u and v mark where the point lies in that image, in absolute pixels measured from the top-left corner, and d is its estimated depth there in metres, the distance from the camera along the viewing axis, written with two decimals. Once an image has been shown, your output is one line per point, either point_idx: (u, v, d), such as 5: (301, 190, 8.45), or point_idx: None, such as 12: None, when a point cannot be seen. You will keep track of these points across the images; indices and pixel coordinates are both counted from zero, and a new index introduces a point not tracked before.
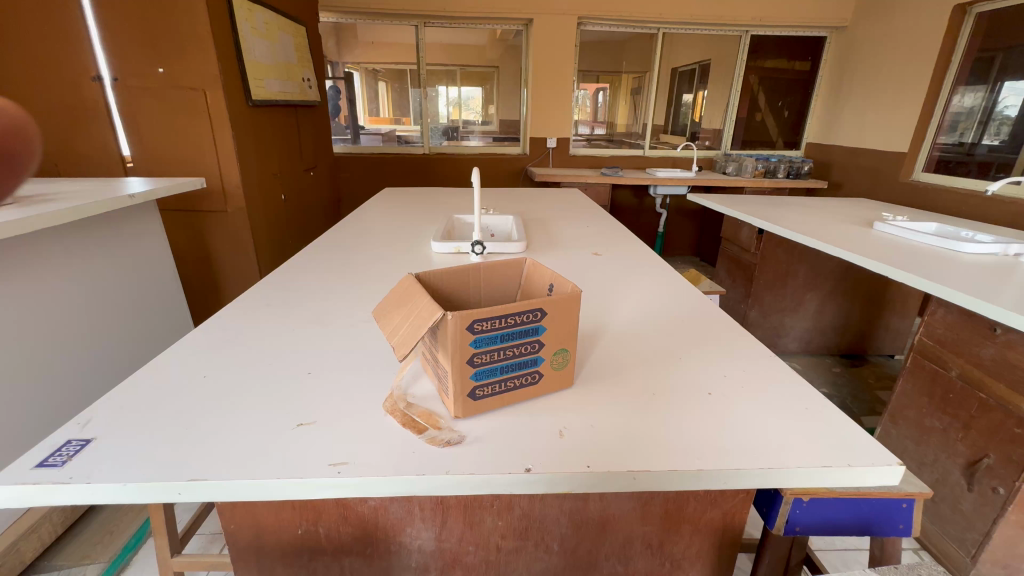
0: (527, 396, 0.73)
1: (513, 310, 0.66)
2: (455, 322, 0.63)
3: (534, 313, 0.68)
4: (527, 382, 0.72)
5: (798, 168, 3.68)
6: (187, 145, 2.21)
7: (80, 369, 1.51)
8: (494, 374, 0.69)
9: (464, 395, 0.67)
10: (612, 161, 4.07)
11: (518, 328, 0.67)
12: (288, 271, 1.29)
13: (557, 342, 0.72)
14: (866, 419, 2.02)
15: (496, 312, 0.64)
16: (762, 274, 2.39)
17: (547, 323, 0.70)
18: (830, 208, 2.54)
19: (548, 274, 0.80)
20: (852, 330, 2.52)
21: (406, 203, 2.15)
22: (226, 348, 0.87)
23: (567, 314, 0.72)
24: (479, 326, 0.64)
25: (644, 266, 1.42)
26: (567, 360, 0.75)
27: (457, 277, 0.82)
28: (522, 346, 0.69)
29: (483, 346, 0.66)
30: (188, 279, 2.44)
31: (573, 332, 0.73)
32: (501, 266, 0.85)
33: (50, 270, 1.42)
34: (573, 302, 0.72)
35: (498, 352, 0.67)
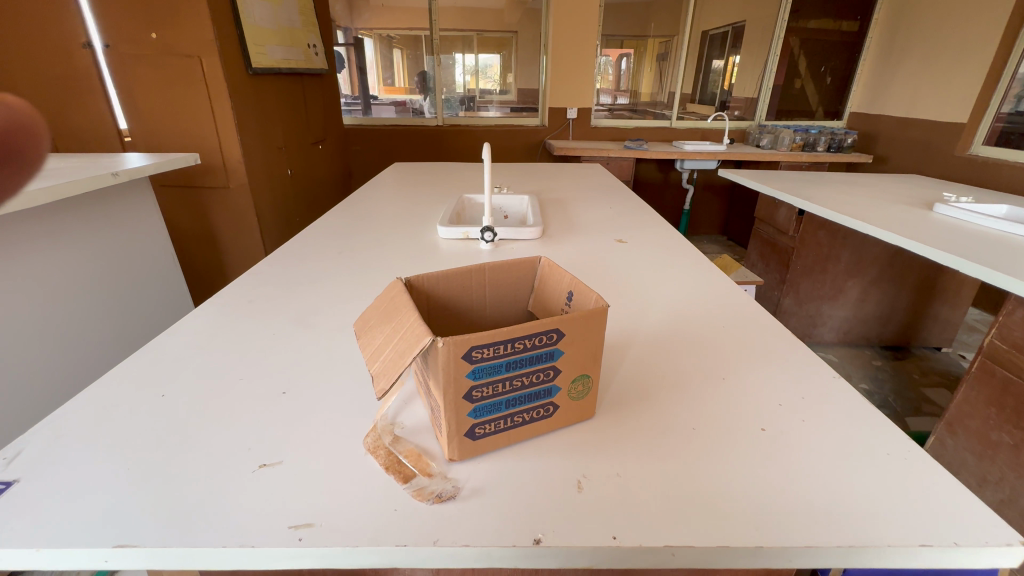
0: (538, 432, 0.60)
1: (521, 334, 0.53)
2: (448, 351, 0.49)
3: (549, 334, 0.54)
4: (538, 416, 0.59)
5: (841, 140, 3.43)
6: (184, 118, 2.08)
7: (87, 357, 1.48)
8: (499, 409, 0.56)
9: (460, 436, 0.55)
10: (636, 133, 3.81)
11: (528, 353, 0.54)
12: (278, 260, 1.17)
13: (576, 369, 0.59)
14: (910, 420, 1.86)
15: (499, 336, 0.51)
16: (799, 259, 2.20)
17: (564, 346, 0.56)
18: (880, 186, 2.30)
19: (567, 278, 0.66)
20: (897, 320, 2.32)
21: (414, 181, 1.99)
22: (193, 357, 0.76)
23: (590, 335, 0.58)
24: (479, 354, 0.51)
25: (675, 256, 1.26)
26: (589, 389, 0.61)
27: (457, 281, 0.68)
28: (533, 375, 0.56)
29: (483, 377, 0.53)
30: (192, 258, 2.35)
31: (597, 355, 0.60)
32: (511, 266, 0.71)
33: (38, 253, 1.32)
34: (598, 319, 0.58)
35: (503, 383, 0.54)
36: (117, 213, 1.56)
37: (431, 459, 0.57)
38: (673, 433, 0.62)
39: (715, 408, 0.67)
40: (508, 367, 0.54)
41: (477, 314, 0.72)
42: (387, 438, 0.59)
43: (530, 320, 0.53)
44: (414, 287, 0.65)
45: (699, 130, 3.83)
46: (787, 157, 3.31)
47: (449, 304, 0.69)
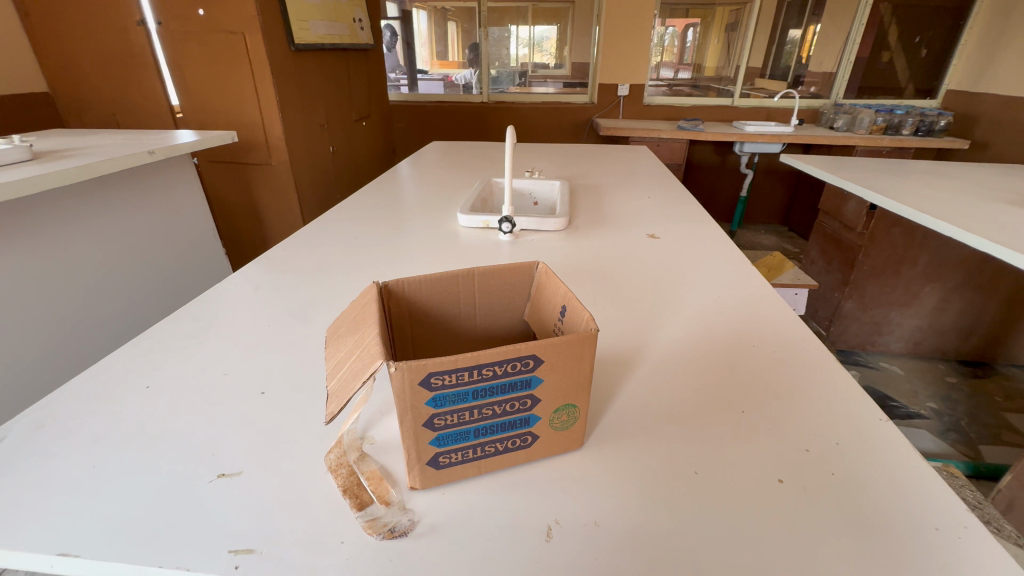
0: (515, 462, 0.54)
1: (491, 360, 0.46)
2: (402, 377, 0.44)
3: (524, 361, 0.48)
4: (514, 447, 0.53)
5: (932, 122, 3.02)
6: (230, 95, 2.12)
7: (136, 326, 1.53)
8: (466, 439, 0.50)
9: (421, 465, 0.49)
10: (693, 112, 3.55)
11: (499, 380, 0.48)
12: (294, 245, 1.16)
13: (560, 398, 0.52)
14: (984, 449, 1.63)
15: (462, 363, 0.45)
16: (866, 259, 1.97)
17: (543, 374, 0.49)
18: (974, 178, 2.00)
19: (561, 291, 0.59)
20: (981, 332, 2.04)
21: (446, 163, 1.94)
22: (187, 347, 0.75)
23: (575, 362, 0.51)
24: (440, 381, 0.46)
25: (712, 256, 1.14)
26: (575, 419, 0.54)
27: (442, 286, 0.63)
28: (507, 404, 0.50)
29: (446, 404, 0.47)
30: (238, 232, 2.44)
31: (585, 384, 0.53)
32: (504, 272, 0.65)
33: (85, 220, 1.33)
34: (586, 344, 0.50)
35: (470, 411, 0.49)
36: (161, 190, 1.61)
37: (394, 484, 0.52)
38: (671, 476, 0.54)
39: (727, 451, 0.58)
40: (475, 395, 0.48)
41: (465, 321, 0.66)
42: (352, 455, 0.55)
43: (502, 343, 0.46)
44: (393, 292, 0.61)
45: (764, 110, 3.51)
46: (864, 141, 2.96)
47: (432, 309, 0.64)
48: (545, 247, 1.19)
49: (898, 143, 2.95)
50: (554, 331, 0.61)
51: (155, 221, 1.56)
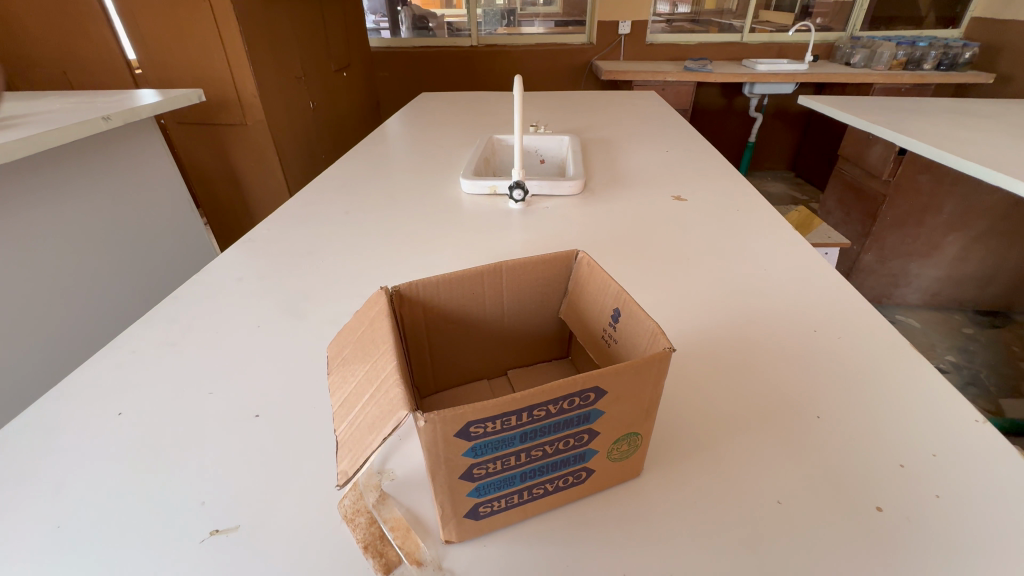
0: (566, 498, 0.46)
1: (542, 400, 0.37)
2: (434, 432, 0.34)
3: (582, 396, 0.38)
4: (567, 484, 0.44)
5: (956, 55, 2.81)
6: (192, 48, 1.87)
7: (115, 311, 1.42)
8: (511, 485, 0.41)
9: (457, 519, 0.41)
10: (700, 50, 3.29)
11: (552, 419, 0.39)
12: (279, 225, 1.03)
13: (620, 428, 0.43)
14: (1005, 403, 1.60)
15: (507, 408, 0.35)
16: (890, 209, 1.86)
17: (604, 406, 0.40)
18: (1010, 117, 1.86)
19: (612, 288, 0.48)
20: (1001, 281, 1.97)
21: (441, 118, 1.77)
22: (165, 362, 0.65)
23: (642, 388, 0.41)
24: (482, 430, 0.36)
25: (749, 218, 1.02)
26: (636, 447, 0.45)
27: (464, 283, 0.53)
28: (561, 443, 0.41)
29: (488, 452, 0.38)
30: (218, 201, 2.26)
31: (651, 410, 0.43)
32: (538, 263, 0.54)
33: (37, 200, 1.18)
34: (658, 367, 0.40)
35: (516, 455, 0.39)
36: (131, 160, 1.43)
37: (424, 535, 0.44)
38: (751, 511, 0.47)
39: (810, 471, 0.50)
40: (522, 438, 0.39)
41: (492, 319, 0.57)
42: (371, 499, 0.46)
43: (557, 378, 0.37)
44: (404, 297, 0.51)
45: (776, 46, 3.26)
46: (883, 78, 2.77)
47: (453, 311, 0.54)
48: (562, 216, 1.06)
49: (919, 79, 2.76)
50: (602, 334, 0.51)
51: (118, 195, 1.39)
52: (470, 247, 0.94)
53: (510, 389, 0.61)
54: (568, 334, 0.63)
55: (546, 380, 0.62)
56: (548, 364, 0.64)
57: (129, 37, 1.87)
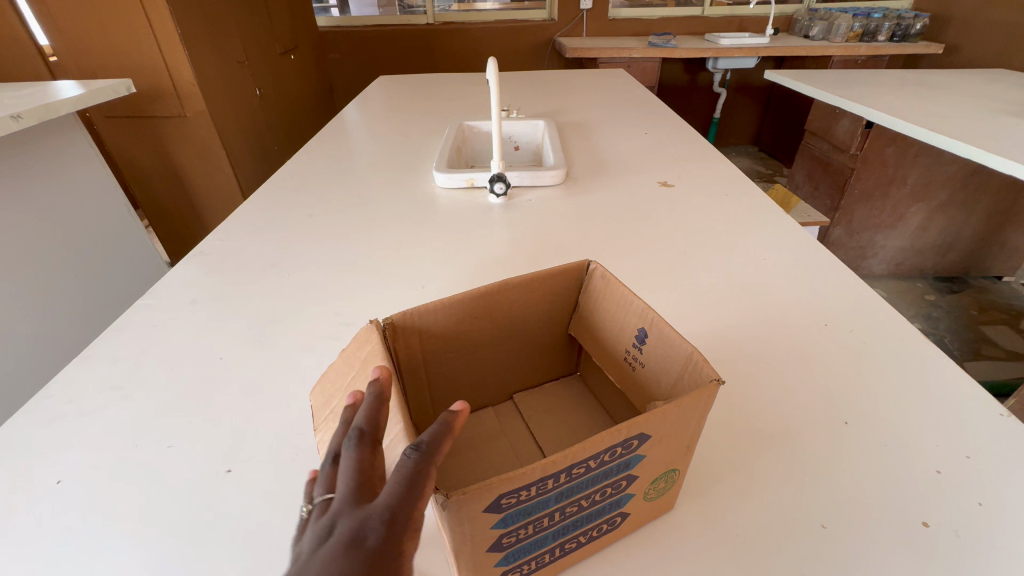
0: (598, 546, 0.41)
1: (580, 456, 0.32)
2: (460, 510, 0.29)
3: (623, 445, 0.34)
4: (602, 532, 0.40)
5: (909, 26, 2.88)
6: (116, 34, 1.65)
7: (56, 338, 1.25)
8: (542, 545, 0.36)
9: None
10: (662, 25, 3.23)
11: (591, 473, 0.34)
12: (234, 234, 0.91)
13: (659, 467, 0.38)
14: (970, 366, 1.67)
15: (542, 471, 0.31)
16: (858, 182, 1.88)
17: (646, 451, 0.35)
18: (966, 87, 1.90)
19: (636, 305, 0.44)
20: (959, 248, 2.06)
21: (404, 104, 1.65)
22: (109, 412, 0.55)
23: (687, 426, 0.36)
24: (515, 499, 0.31)
25: (740, 203, 0.99)
26: (674, 482, 0.41)
27: (468, 308, 0.47)
28: (597, 493, 0.36)
29: (519, 520, 0.33)
30: (160, 202, 2.06)
31: (691, 446, 0.39)
32: (547, 278, 0.49)
33: None
34: (704, 401, 0.36)
35: (549, 515, 0.35)
36: (54, 164, 1.25)
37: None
38: (796, 534, 0.42)
39: (845, 484, 0.46)
40: (558, 497, 0.34)
41: (498, 341, 0.53)
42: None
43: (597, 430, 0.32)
44: (401, 329, 0.45)
45: (737, 20, 3.24)
46: (841, 50, 2.80)
47: (455, 340, 0.49)
48: (546, 210, 0.99)
49: (874, 51, 2.81)
50: (625, 354, 0.47)
51: (41, 205, 1.22)
52: (452, 248, 0.86)
53: (518, 414, 0.56)
54: (576, 349, 0.59)
55: (556, 402, 0.58)
56: (557, 383, 0.60)
57: (38, 20, 1.62)
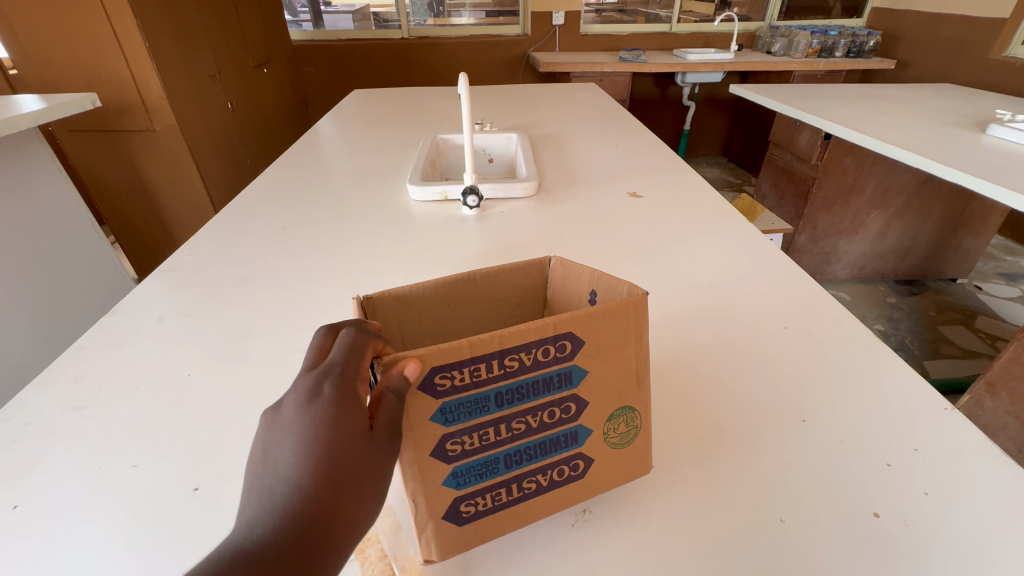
0: (567, 500, 0.44)
1: (510, 344, 0.39)
2: (394, 381, 0.36)
3: (554, 347, 0.40)
4: (562, 477, 0.43)
5: (862, 43, 3.03)
6: (82, 48, 1.62)
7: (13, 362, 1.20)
8: (497, 471, 0.41)
9: (437, 520, 0.39)
10: (633, 41, 3.33)
11: (529, 376, 0.41)
12: (204, 248, 0.90)
13: (609, 403, 0.43)
14: (929, 365, 1.74)
15: (473, 352, 0.38)
16: (820, 191, 1.96)
17: (583, 364, 0.42)
18: (916, 101, 2.01)
19: (587, 273, 0.49)
20: (916, 252, 2.16)
21: (378, 117, 1.66)
22: (72, 432, 0.54)
23: (625, 347, 0.43)
24: (449, 380, 0.38)
25: (704, 211, 1.02)
26: (638, 431, 0.44)
27: (441, 297, 0.49)
28: (544, 414, 0.42)
29: (462, 418, 0.39)
30: (127, 218, 2.00)
31: (642, 378, 0.44)
32: (512, 271, 0.51)
33: None
34: (636, 312, 0.43)
35: (497, 426, 0.40)
36: (12, 180, 1.21)
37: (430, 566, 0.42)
38: (756, 528, 0.44)
39: (800, 478, 0.48)
40: (500, 403, 0.40)
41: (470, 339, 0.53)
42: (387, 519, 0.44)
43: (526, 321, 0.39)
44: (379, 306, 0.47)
45: (703, 36, 3.36)
46: (801, 65, 2.92)
47: (430, 329, 0.50)
48: (519, 220, 1.01)
49: (832, 67, 2.95)
50: None
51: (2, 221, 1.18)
52: (424, 260, 0.87)
53: None
54: None
55: None
56: None
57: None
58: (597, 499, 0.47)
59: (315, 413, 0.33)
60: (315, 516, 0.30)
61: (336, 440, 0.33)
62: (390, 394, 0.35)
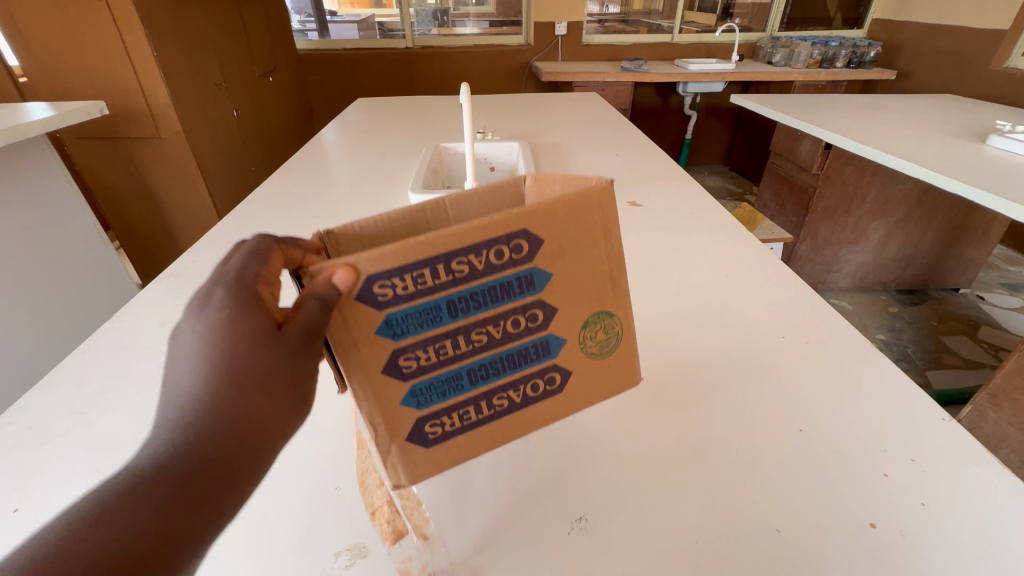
0: (549, 413, 0.47)
1: (454, 248, 0.37)
2: (324, 292, 0.34)
3: (507, 248, 0.39)
4: (535, 390, 0.45)
5: (863, 53, 3.04)
6: (89, 57, 1.65)
7: (16, 367, 1.21)
8: (461, 387, 0.41)
9: (403, 440, 0.41)
10: (634, 51, 3.36)
11: (484, 282, 0.39)
12: (207, 254, 0.92)
13: (579, 311, 0.44)
14: (932, 375, 1.73)
15: (418, 254, 0.36)
16: (821, 201, 1.97)
17: (542, 265, 0.41)
18: (916, 112, 2.02)
19: (559, 184, 0.44)
20: (918, 262, 2.16)
21: (381, 126, 1.68)
22: (73, 436, 0.54)
23: (586, 241, 0.42)
24: (389, 289, 0.36)
25: (703, 220, 1.03)
26: (619, 337, 0.47)
27: (403, 236, 0.43)
28: (507, 322, 0.41)
29: (412, 330, 0.38)
30: (131, 223, 2.02)
31: (613, 274, 0.44)
32: (485, 197, 0.46)
33: None
34: (598, 205, 0.41)
35: (455, 339, 0.40)
36: (20, 187, 1.23)
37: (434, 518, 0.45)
38: (753, 540, 0.43)
39: (796, 488, 0.48)
40: (454, 312, 0.39)
41: None
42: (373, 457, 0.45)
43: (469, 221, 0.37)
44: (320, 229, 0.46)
45: (704, 46, 3.39)
46: (802, 75, 2.94)
47: None
48: None
49: (833, 77, 2.97)
50: None
51: (10, 227, 1.19)
52: None
53: None
54: None
55: None
56: None
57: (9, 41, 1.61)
58: (594, 506, 0.47)
59: (209, 325, 0.33)
60: (226, 416, 0.33)
61: (237, 346, 0.34)
62: (315, 302, 0.34)
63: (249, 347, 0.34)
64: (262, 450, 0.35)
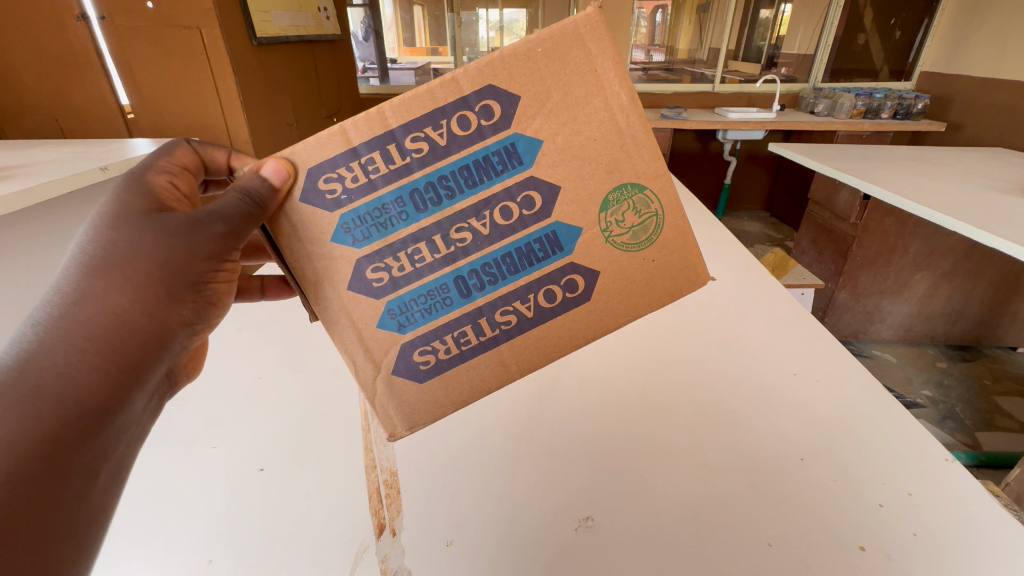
0: (564, 315, 0.57)
1: (410, 122, 0.46)
2: (275, 197, 0.48)
3: (470, 117, 0.47)
4: (541, 297, 0.56)
5: (910, 105, 3.02)
6: (184, 94, 1.78)
7: None
8: (445, 286, 0.53)
9: (399, 345, 0.54)
10: (675, 99, 3.48)
11: (455, 160, 0.48)
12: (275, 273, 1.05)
13: (597, 205, 0.52)
14: (981, 437, 1.64)
15: (376, 138, 0.47)
16: (860, 249, 1.96)
17: (522, 129, 0.48)
18: (960, 164, 2.01)
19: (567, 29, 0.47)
20: (968, 317, 2.08)
21: None
22: (170, 421, 0.67)
23: (578, 91, 0.48)
24: (339, 184, 0.47)
25: (729, 261, 1.08)
26: (657, 213, 0.53)
27: None
28: (496, 211, 0.51)
29: (377, 228, 0.49)
30: None
31: (626, 134, 0.49)
32: None
33: (52, 262, 1.13)
34: (563, 51, 0.46)
35: (437, 234, 0.50)
36: None
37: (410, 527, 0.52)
38: (741, 550, 0.47)
39: (788, 508, 0.51)
40: (429, 189, 0.49)
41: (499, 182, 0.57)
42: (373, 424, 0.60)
43: (425, 86, 0.46)
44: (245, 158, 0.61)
45: (745, 96, 3.47)
46: (846, 126, 2.94)
47: None
48: None
49: (880, 127, 2.95)
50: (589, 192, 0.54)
51: None
52: None
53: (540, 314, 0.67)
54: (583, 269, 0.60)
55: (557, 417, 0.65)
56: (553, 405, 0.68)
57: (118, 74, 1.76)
58: (601, 509, 0.52)
59: (86, 218, 0.45)
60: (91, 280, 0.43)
61: (112, 230, 0.45)
62: (241, 192, 0.46)
63: (118, 231, 0.45)
64: (135, 329, 0.44)
